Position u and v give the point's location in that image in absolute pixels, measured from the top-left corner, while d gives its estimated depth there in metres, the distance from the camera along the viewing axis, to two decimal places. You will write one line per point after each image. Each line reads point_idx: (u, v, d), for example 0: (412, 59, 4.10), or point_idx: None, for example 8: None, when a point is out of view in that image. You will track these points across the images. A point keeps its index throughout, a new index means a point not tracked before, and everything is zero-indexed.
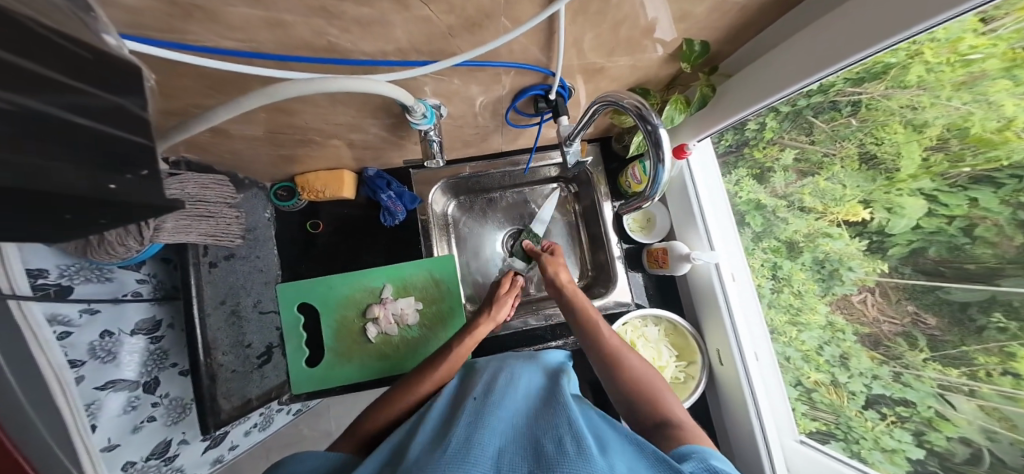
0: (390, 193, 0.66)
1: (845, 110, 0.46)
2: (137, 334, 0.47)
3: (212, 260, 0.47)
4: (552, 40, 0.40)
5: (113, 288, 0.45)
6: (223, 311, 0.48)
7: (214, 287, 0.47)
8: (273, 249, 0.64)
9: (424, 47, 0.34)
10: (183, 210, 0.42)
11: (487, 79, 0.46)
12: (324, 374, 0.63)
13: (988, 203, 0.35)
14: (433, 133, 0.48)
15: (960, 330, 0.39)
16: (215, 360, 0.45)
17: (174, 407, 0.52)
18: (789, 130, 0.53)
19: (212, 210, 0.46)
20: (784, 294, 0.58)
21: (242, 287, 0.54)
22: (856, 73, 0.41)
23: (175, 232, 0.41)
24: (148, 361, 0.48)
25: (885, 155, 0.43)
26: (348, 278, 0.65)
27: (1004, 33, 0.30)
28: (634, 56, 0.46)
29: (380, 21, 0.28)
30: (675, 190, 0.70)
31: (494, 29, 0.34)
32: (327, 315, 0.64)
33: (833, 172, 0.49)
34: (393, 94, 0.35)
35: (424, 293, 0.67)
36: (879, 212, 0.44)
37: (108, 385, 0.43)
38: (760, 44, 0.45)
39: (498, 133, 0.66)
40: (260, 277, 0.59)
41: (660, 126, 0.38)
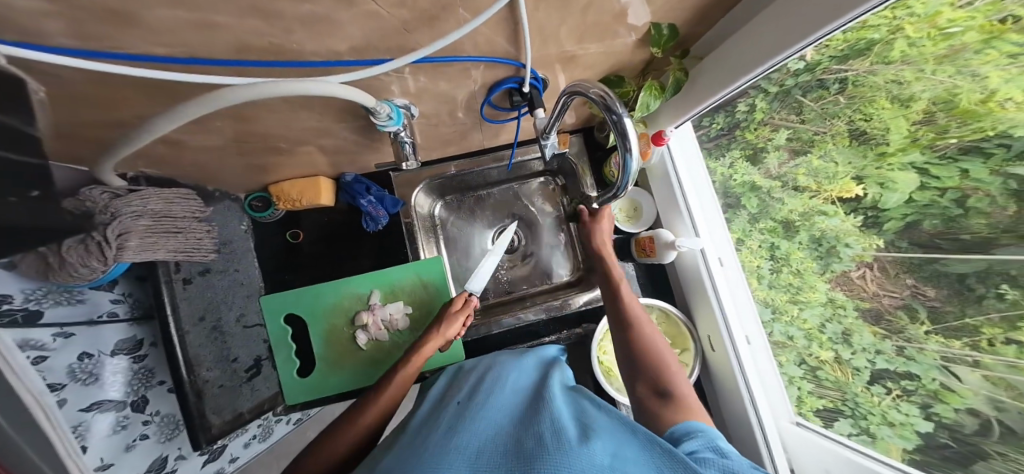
0: (370, 198, 0.64)
1: (833, 87, 0.45)
2: (119, 354, 0.47)
3: (186, 276, 0.46)
4: (518, 32, 0.39)
5: (87, 310, 0.44)
6: (203, 327, 0.47)
7: (190, 303, 0.46)
8: (254, 261, 0.63)
9: (381, 44, 0.34)
10: (148, 227, 0.41)
11: (455, 75, 0.45)
12: (316, 383, 0.62)
13: (979, 173, 0.33)
14: (404, 133, 0.48)
15: (961, 300, 0.36)
16: (200, 376, 0.45)
17: (166, 424, 0.52)
18: (780, 110, 0.53)
19: (180, 225, 0.45)
20: (784, 274, 0.57)
21: (222, 302, 0.53)
22: (840, 49, 0.42)
23: (142, 250, 0.40)
24: (133, 380, 0.48)
25: (875, 129, 0.41)
26: (333, 287, 0.64)
27: (981, 4, 0.30)
28: (603, 44, 0.46)
29: (326, 18, 0.28)
30: (659, 175, 0.71)
31: (454, 21, 0.34)
32: (315, 324, 0.63)
33: (825, 150, 0.48)
34: (352, 97, 0.34)
35: (413, 296, 0.66)
36: (872, 188, 0.42)
37: (94, 406, 0.42)
38: (732, 22, 0.44)
39: (477, 130, 0.65)
40: (242, 290, 0.59)
41: (625, 116, 0.37)
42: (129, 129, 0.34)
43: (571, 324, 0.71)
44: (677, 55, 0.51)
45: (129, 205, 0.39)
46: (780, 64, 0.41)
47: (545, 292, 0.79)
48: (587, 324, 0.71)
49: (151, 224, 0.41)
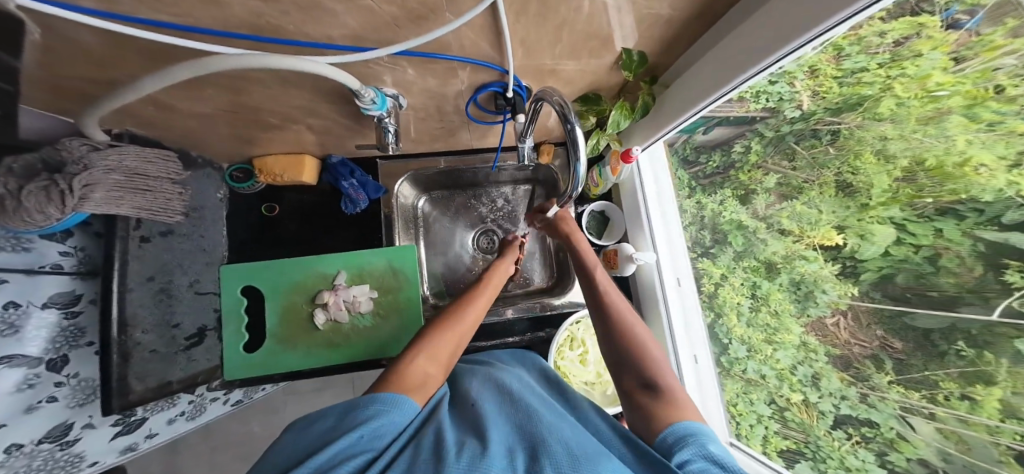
0: (352, 181, 0.67)
1: (825, 139, 0.48)
2: (50, 308, 0.46)
3: (144, 235, 0.47)
4: (501, 40, 0.43)
5: (30, 259, 0.44)
6: (149, 288, 0.47)
7: (141, 263, 0.46)
8: (222, 229, 0.64)
9: (371, 35, 0.38)
10: (117, 182, 0.41)
11: (443, 72, 0.49)
12: (265, 360, 0.61)
13: (952, 234, 0.37)
14: (388, 119, 0.52)
15: (924, 354, 0.40)
16: (132, 337, 0.44)
17: (82, 389, 0.50)
18: (773, 155, 0.56)
19: (152, 184, 0.46)
20: (762, 313, 0.59)
21: (178, 266, 0.53)
22: (835, 102, 0.46)
23: (103, 203, 0.40)
24: (57, 338, 0.47)
25: (860, 184, 0.44)
26: (299, 265, 0.64)
27: (971, 72, 0.34)
28: (577, 62, 0.51)
29: (320, 7, 0.31)
30: (628, 189, 0.75)
31: (439, 22, 0.38)
32: (273, 299, 0.63)
33: (810, 197, 0.51)
34: (330, 75, 0.36)
35: (380, 282, 0.66)
36: (852, 238, 0.45)
37: (5, 359, 0.41)
38: (695, 52, 0.49)
39: (466, 129, 0.68)
40: (203, 257, 0.59)
41: (576, 126, 0.44)
42: (116, 87, 0.36)
43: (533, 328, 0.72)
44: (647, 80, 0.56)
45: (104, 158, 0.40)
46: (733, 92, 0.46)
47: (519, 294, 0.80)
48: (550, 329, 0.73)
49: (121, 180, 0.42)
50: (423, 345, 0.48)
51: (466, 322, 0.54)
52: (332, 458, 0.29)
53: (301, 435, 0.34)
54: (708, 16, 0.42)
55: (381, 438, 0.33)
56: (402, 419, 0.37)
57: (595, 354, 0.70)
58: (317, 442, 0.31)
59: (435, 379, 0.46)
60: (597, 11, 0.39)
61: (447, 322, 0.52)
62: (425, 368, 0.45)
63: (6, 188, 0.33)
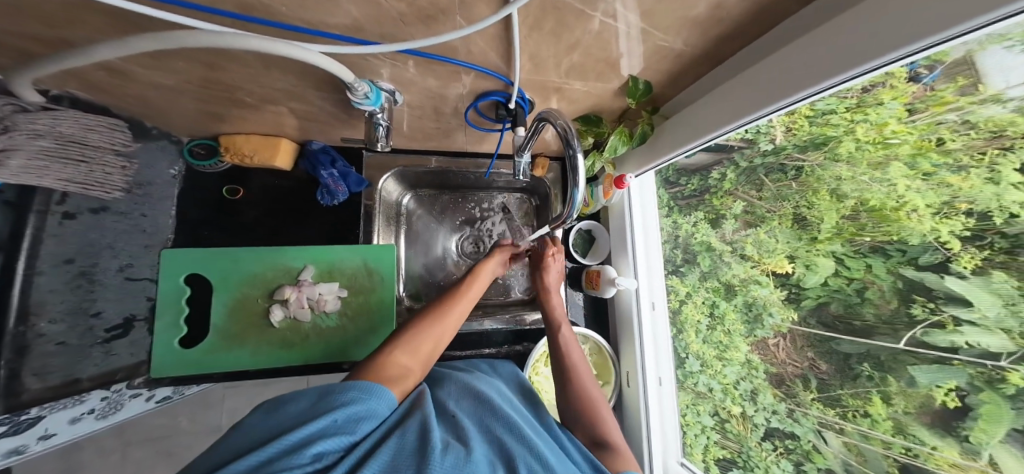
0: (332, 170, 0.63)
1: (790, 174, 0.52)
2: None
3: (69, 212, 0.41)
4: (510, 52, 0.41)
5: None
6: (66, 271, 0.42)
7: (60, 242, 0.41)
8: (170, 208, 0.57)
9: (374, 29, 0.35)
10: (42, 149, 0.36)
11: (445, 75, 0.47)
12: (204, 357, 0.55)
13: (880, 271, 0.42)
14: (381, 114, 0.48)
15: (841, 375, 0.46)
16: (34, 328, 0.38)
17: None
18: (744, 184, 0.59)
19: (85, 154, 0.40)
20: (717, 331, 0.63)
21: (107, 247, 0.47)
22: (803, 140, 0.48)
23: (22, 172, 0.34)
24: None
25: (813, 218, 0.49)
26: (260, 255, 0.59)
27: (920, 123, 0.38)
28: (576, 86, 0.51)
29: None
30: (617, 214, 0.77)
31: (450, 25, 0.36)
32: (224, 292, 0.57)
33: (771, 226, 0.54)
34: (323, 63, 0.32)
35: (352, 281, 0.63)
36: (799, 267, 0.50)
37: None
38: (700, 88, 0.50)
39: (461, 132, 0.66)
40: (141, 238, 0.52)
41: (578, 153, 0.44)
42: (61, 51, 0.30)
43: (512, 340, 0.73)
44: (648, 110, 0.57)
45: (33, 122, 0.34)
46: (723, 136, 0.48)
47: (497, 304, 0.80)
48: (528, 343, 0.74)
49: (49, 147, 0.36)
50: (405, 337, 0.46)
51: (453, 318, 0.52)
52: (306, 438, 0.28)
53: (274, 415, 0.32)
54: (715, 56, 0.43)
55: (357, 424, 0.32)
56: (381, 408, 0.36)
57: None
58: (290, 421, 0.30)
59: (414, 375, 0.44)
60: (606, 36, 0.38)
61: (434, 319, 0.50)
62: (404, 361, 0.43)
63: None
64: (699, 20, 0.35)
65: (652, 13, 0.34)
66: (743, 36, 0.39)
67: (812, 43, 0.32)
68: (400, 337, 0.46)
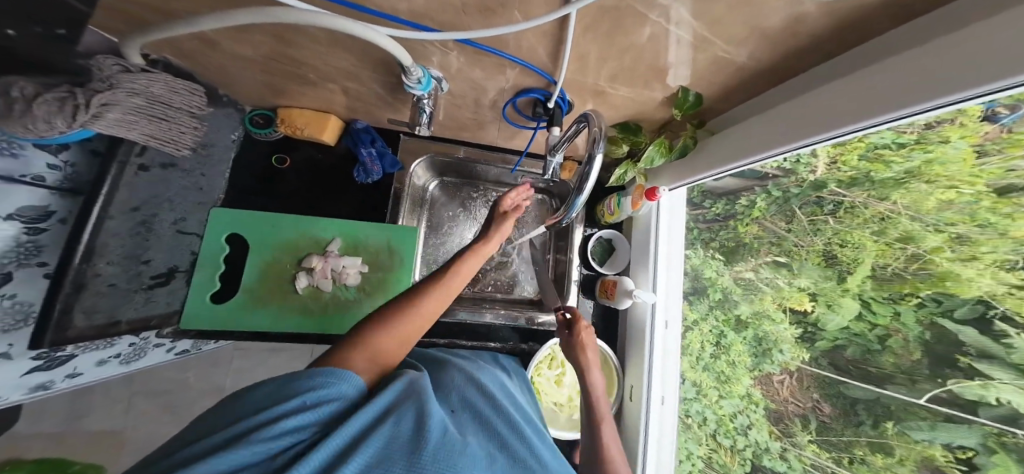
0: (371, 150, 0.66)
1: (828, 207, 0.50)
2: (13, 220, 0.40)
3: (144, 163, 0.45)
4: (559, 50, 0.42)
5: (14, 166, 0.39)
6: (131, 219, 0.45)
7: (131, 191, 0.44)
8: (225, 173, 0.62)
9: (436, 16, 0.36)
10: (136, 106, 0.39)
11: (491, 67, 0.48)
12: (228, 314, 0.57)
13: (907, 319, 0.42)
14: (427, 100, 0.50)
15: (843, 421, 0.48)
16: (93, 267, 0.40)
17: (12, 313, 0.42)
18: (774, 214, 0.58)
19: (169, 113, 0.44)
20: (720, 360, 0.64)
21: (167, 200, 0.51)
22: (851, 174, 0.46)
23: (113, 125, 0.38)
24: (11, 252, 0.40)
25: (844, 257, 0.48)
26: (294, 223, 0.62)
27: (990, 167, 0.34)
28: (621, 92, 0.51)
29: None
30: (641, 224, 0.74)
31: (506, 19, 0.37)
32: (258, 254, 0.60)
33: (799, 261, 0.53)
34: (389, 45, 0.34)
35: (374, 258, 0.65)
36: (820, 306, 0.50)
37: None
38: (754, 105, 0.48)
39: (494, 126, 0.67)
40: (197, 196, 0.57)
41: (591, 167, 0.45)
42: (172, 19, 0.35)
43: (518, 338, 0.74)
44: (693, 123, 0.55)
45: (132, 81, 0.38)
46: (768, 159, 0.47)
47: (506, 301, 0.80)
48: (534, 343, 0.75)
49: (141, 104, 0.40)
50: (387, 315, 0.42)
51: (439, 295, 0.47)
52: (277, 417, 0.27)
53: (250, 394, 0.30)
54: (772, 73, 0.42)
55: (331, 406, 0.30)
56: (355, 392, 0.33)
57: (570, 377, 0.74)
58: (264, 399, 0.29)
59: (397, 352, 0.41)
60: (669, 42, 0.38)
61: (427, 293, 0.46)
62: (387, 339, 0.40)
63: (21, 93, 0.30)
64: (768, 32, 0.33)
65: (717, 22, 0.33)
66: (807, 57, 0.38)
67: (895, 67, 0.30)
68: (381, 314, 0.42)
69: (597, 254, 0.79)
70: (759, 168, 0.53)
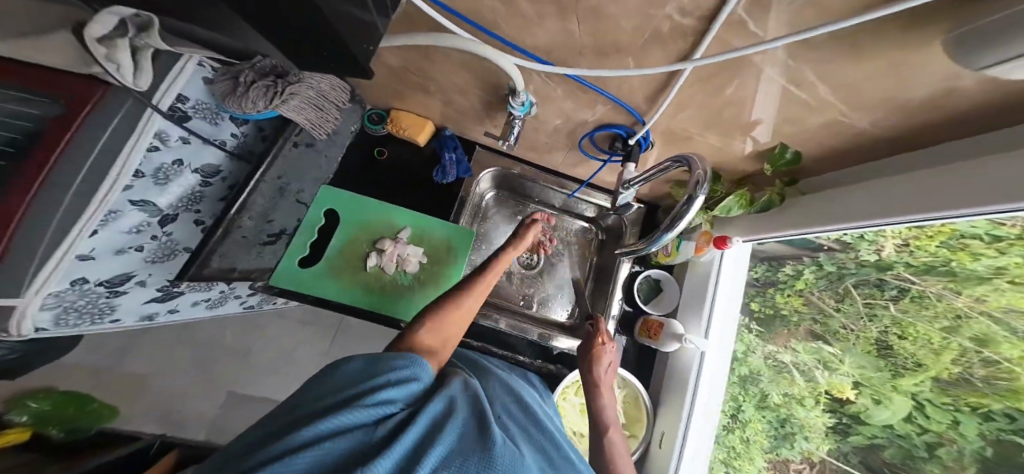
0: (453, 155, 0.72)
1: (890, 291, 0.51)
2: (195, 173, 0.65)
3: (297, 141, 0.62)
4: (659, 96, 0.44)
5: (212, 132, 0.64)
6: (274, 185, 0.60)
7: (283, 164, 0.60)
8: (341, 154, 0.69)
9: (553, 52, 0.41)
10: (308, 97, 0.50)
11: (584, 102, 0.51)
12: (308, 278, 0.63)
13: (968, 430, 0.44)
14: (518, 119, 0.53)
15: None
16: (239, 221, 0.55)
17: (164, 247, 0.64)
18: (822, 289, 0.59)
19: (326, 104, 0.54)
20: (733, 435, 0.65)
21: (301, 173, 0.65)
22: (921, 264, 0.46)
23: (290, 110, 0.49)
24: (183, 198, 0.65)
25: (901, 350, 0.49)
26: (377, 208, 0.69)
27: None
28: (700, 138, 0.53)
29: (535, 20, 0.36)
30: (699, 271, 0.72)
31: (617, 63, 0.40)
32: (343, 229, 0.67)
33: (845, 344, 0.56)
34: (508, 69, 0.41)
35: (435, 252, 0.70)
36: (864, 398, 0.52)
37: (137, 203, 0.59)
38: (851, 174, 0.46)
39: (562, 152, 0.70)
40: (316, 173, 0.67)
41: (690, 210, 0.44)
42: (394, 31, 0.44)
43: (545, 358, 0.74)
44: (784, 180, 0.54)
45: (312, 78, 0.50)
46: (841, 231, 0.46)
47: (536, 319, 0.80)
48: (562, 366, 0.74)
49: (311, 96, 0.51)
50: (430, 313, 0.46)
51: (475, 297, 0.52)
52: (371, 388, 0.29)
53: (339, 368, 0.33)
54: (871, 151, 0.42)
55: (411, 387, 0.32)
56: (425, 377, 0.35)
57: None
58: (357, 374, 0.32)
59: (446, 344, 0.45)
60: (776, 100, 0.39)
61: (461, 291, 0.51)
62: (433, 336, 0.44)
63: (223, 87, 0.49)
64: (907, 107, 0.32)
65: (848, 88, 0.32)
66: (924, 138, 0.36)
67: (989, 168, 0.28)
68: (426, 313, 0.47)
69: (641, 292, 0.78)
70: (813, 240, 0.54)
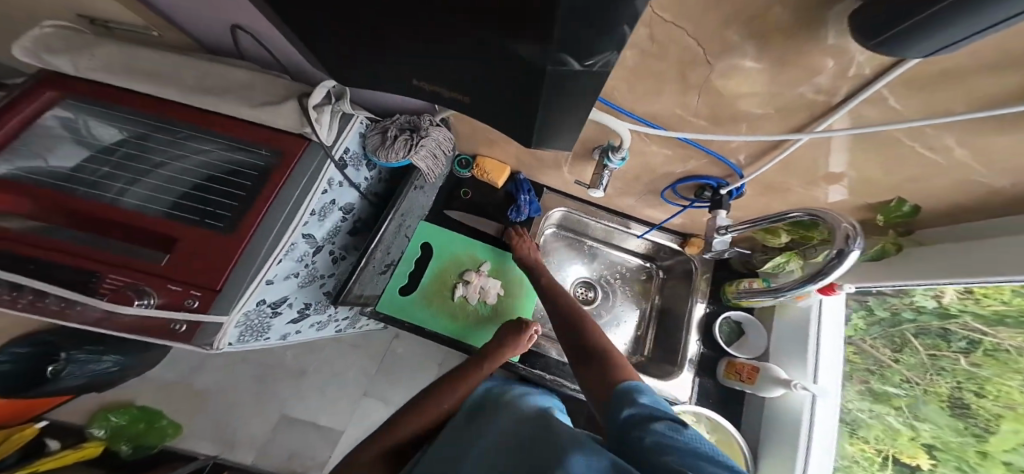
0: (527, 196, 0.76)
1: (957, 343, 0.52)
2: (340, 210, 0.65)
3: (418, 185, 0.68)
4: (769, 151, 0.47)
5: (358, 175, 0.65)
6: (396, 222, 0.68)
7: (407, 202, 0.68)
8: (432, 196, 0.78)
9: (663, 117, 0.45)
10: (433, 147, 0.62)
11: (677, 157, 0.54)
12: (406, 306, 0.67)
13: None
14: (609, 169, 0.57)
15: None
16: (371, 256, 0.63)
17: (311, 275, 0.66)
18: (874, 338, 0.62)
19: (443, 154, 0.65)
20: None
21: (410, 212, 0.72)
22: (990, 317, 0.49)
23: (419, 157, 0.61)
24: (330, 232, 0.65)
25: (977, 408, 0.50)
26: (462, 242, 0.74)
27: None
28: (796, 188, 0.54)
29: (657, 92, 0.41)
30: (795, 315, 0.67)
31: (728, 129, 0.43)
32: (434, 261, 0.71)
33: (916, 400, 0.56)
34: (621, 133, 0.46)
35: (512, 284, 0.72)
36: (943, 466, 0.53)
37: (307, 237, 0.58)
38: (963, 231, 0.44)
39: (636, 197, 0.73)
40: (417, 212, 0.75)
41: (843, 263, 0.43)
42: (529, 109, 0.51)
43: None
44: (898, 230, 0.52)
45: (438, 133, 0.62)
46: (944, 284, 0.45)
47: None
48: None
49: (435, 146, 0.62)
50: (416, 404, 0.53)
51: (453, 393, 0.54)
52: None
53: None
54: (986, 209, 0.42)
55: None
56: None
57: None
58: None
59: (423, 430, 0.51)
60: (896, 159, 0.40)
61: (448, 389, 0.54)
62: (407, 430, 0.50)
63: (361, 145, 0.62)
64: None
65: (984, 154, 0.34)
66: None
67: None
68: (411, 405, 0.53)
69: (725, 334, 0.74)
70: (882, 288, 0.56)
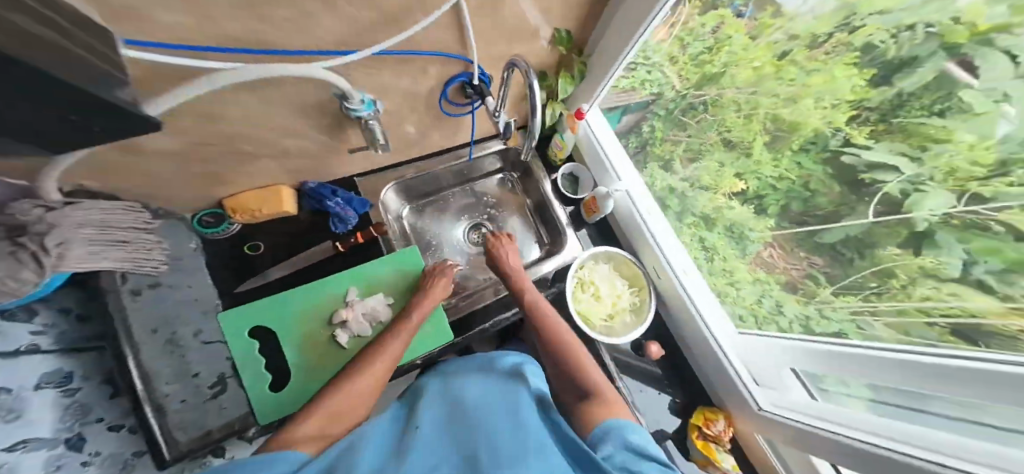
0: (338, 199, 0.65)
1: (700, 107, 0.67)
2: (43, 388, 0.38)
3: (135, 287, 0.45)
4: (463, 33, 0.45)
5: (8, 342, 0.37)
6: (155, 339, 0.46)
7: (146, 315, 0.45)
8: (206, 276, 0.58)
9: (351, 41, 0.37)
10: (89, 236, 0.39)
11: (417, 72, 0.49)
12: (296, 395, 0.57)
13: (810, 163, 0.49)
14: (371, 118, 0.48)
15: (839, 264, 0.50)
16: (157, 391, 0.44)
17: (109, 465, 0.42)
18: (672, 129, 0.74)
19: (125, 234, 0.44)
20: (716, 260, 0.71)
21: (178, 316, 0.50)
22: (689, 72, 0.66)
23: (85, 259, 0.38)
24: (64, 415, 0.40)
25: (737, 138, 0.60)
26: (311, 290, 0.62)
27: None
28: (529, 42, 0.54)
29: (307, 16, 0.31)
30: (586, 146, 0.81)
31: (414, 20, 0.38)
32: (289, 334, 0.60)
33: (708, 154, 0.68)
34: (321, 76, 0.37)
35: (392, 288, 0.66)
36: (750, 180, 0.59)
37: (18, 446, 0.33)
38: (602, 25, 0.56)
39: (439, 129, 0.68)
40: (195, 305, 0.54)
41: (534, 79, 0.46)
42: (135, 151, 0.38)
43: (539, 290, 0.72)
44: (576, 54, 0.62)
45: (73, 212, 0.37)
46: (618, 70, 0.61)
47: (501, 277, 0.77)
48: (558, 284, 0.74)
49: (92, 233, 0.39)
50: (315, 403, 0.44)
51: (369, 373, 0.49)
52: None
53: None
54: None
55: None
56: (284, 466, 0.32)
57: (605, 288, 0.72)
58: None
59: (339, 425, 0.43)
60: None
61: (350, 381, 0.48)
62: (312, 428, 0.40)
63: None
64: None
65: None
66: None
67: None
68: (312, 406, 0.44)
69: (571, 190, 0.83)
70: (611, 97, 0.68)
